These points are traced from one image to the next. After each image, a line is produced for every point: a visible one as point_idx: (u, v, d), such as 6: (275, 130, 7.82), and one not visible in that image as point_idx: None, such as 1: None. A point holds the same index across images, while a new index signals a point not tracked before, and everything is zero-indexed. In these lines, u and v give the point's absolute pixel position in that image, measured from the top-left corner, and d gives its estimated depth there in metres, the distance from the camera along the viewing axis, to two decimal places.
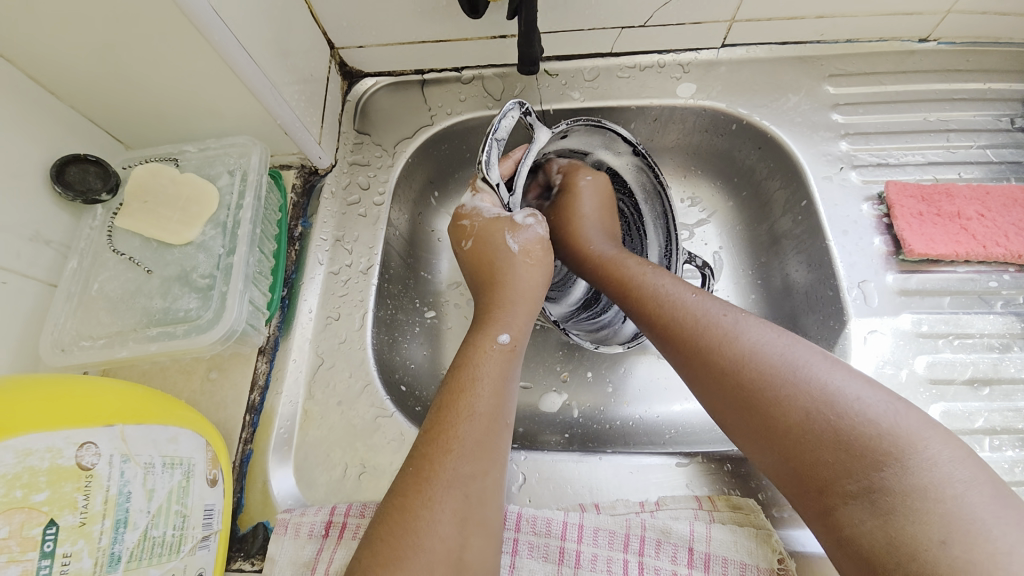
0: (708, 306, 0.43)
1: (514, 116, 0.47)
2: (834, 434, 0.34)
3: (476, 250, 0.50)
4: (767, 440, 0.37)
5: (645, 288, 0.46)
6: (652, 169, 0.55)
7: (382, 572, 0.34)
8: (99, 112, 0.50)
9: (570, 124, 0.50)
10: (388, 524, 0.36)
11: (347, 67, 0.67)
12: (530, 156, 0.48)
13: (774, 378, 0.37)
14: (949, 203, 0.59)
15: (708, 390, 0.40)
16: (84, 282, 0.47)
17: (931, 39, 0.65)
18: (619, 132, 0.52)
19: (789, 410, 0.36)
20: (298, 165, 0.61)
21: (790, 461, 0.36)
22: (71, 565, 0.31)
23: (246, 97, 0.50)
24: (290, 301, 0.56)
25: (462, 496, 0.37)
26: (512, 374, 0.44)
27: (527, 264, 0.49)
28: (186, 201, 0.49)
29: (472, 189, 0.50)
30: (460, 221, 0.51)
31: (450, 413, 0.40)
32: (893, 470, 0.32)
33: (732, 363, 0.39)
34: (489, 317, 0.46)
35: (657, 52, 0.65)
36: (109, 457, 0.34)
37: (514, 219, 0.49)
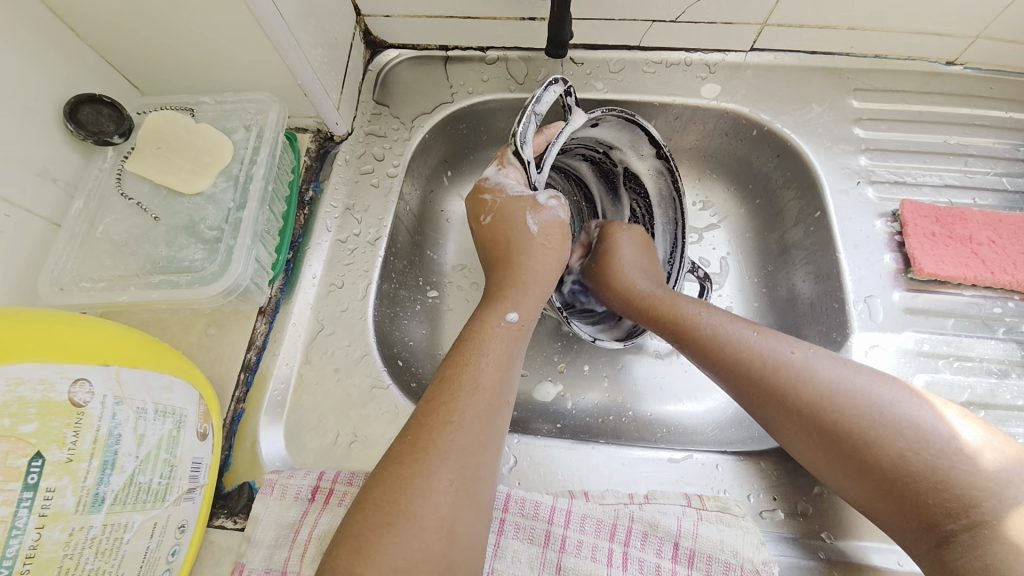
0: (775, 344, 0.44)
1: (554, 92, 0.46)
2: (928, 472, 0.36)
3: (495, 226, 0.49)
4: (866, 479, 0.38)
5: (702, 325, 0.47)
6: (673, 174, 0.54)
7: (369, 536, 0.34)
8: (117, 54, 0.49)
9: (603, 112, 0.47)
10: (378, 491, 0.36)
11: (371, 36, 0.66)
12: (565, 134, 0.46)
13: (858, 422, 0.38)
14: (962, 226, 0.59)
15: (787, 426, 0.42)
16: (88, 224, 0.46)
17: (958, 62, 0.65)
18: (648, 131, 0.51)
19: (885, 453, 0.37)
20: (314, 129, 0.61)
21: (888, 499, 0.38)
22: (54, 501, 0.30)
23: (268, 52, 0.49)
24: (294, 264, 0.56)
25: (458, 468, 0.36)
26: (518, 353, 0.44)
27: (541, 246, 0.48)
28: (199, 151, 0.48)
29: (500, 160, 0.49)
30: (481, 194, 0.49)
31: (453, 386, 0.39)
32: (992, 504, 0.34)
33: (812, 407, 0.40)
34: (500, 294, 0.46)
35: (685, 49, 0.65)
36: (102, 397, 0.33)
37: (537, 199, 0.48)
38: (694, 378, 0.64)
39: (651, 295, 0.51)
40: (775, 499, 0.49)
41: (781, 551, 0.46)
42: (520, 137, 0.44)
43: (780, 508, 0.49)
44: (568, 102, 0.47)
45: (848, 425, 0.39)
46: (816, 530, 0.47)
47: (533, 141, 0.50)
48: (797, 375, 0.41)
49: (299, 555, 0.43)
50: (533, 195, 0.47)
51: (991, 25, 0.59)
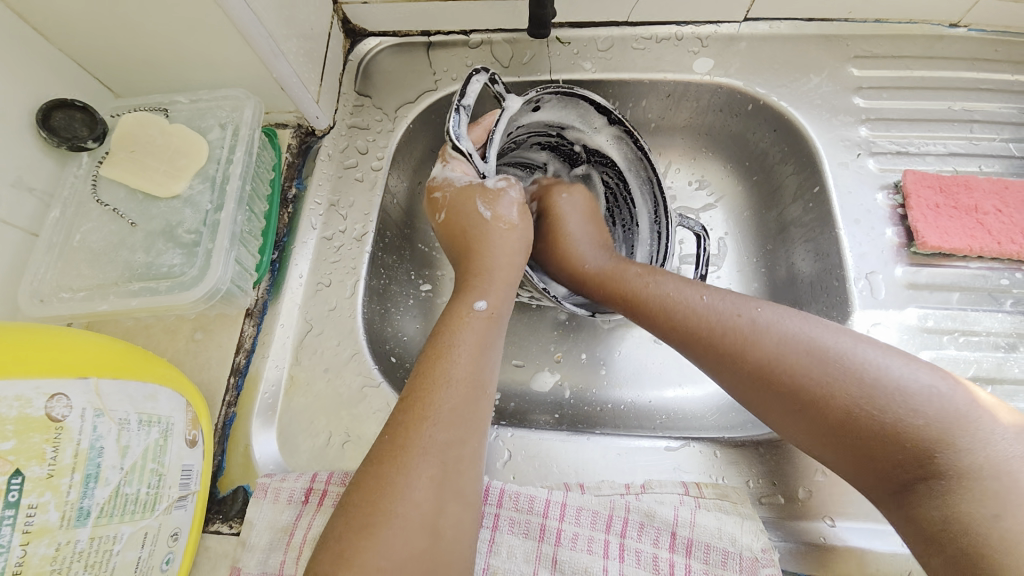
0: (723, 305, 0.42)
1: (480, 81, 0.44)
2: (882, 424, 0.35)
3: (449, 221, 0.49)
4: (825, 438, 0.37)
5: (657, 295, 0.45)
6: (632, 137, 0.51)
7: (355, 539, 0.33)
8: (85, 55, 0.48)
9: (537, 91, 0.46)
10: (360, 493, 0.35)
11: (350, 24, 0.64)
12: (503, 122, 0.45)
13: (808, 378, 0.37)
14: (967, 196, 0.57)
15: (749, 394, 0.40)
16: (66, 233, 0.45)
17: (963, 24, 0.62)
18: (591, 100, 0.49)
19: (836, 404, 0.36)
20: (294, 124, 0.59)
21: (851, 455, 0.36)
22: (37, 517, 0.30)
23: (239, 46, 0.47)
24: (280, 264, 0.55)
25: (438, 463, 0.36)
26: (494, 340, 0.43)
27: (502, 232, 0.47)
28: (174, 153, 0.47)
29: (443, 160, 0.49)
30: (432, 193, 0.50)
31: (424, 380, 0.39)
32: (946, 452, 0.33)
33: (765, 367, 0.39)
34: (467, 284, 0.45)
35: (675, 23, 0.62)
36: (81, 410, 0.33)
37: (486, 185, 0.47)
38: (693, 362, 0.63)
39: (601, 272, 0.50)
40: (773, 484, 0.48)
41: (781, 536, 0.46)
42: (454, 131, 0.42)
43: (778, 494, 0.48)
44: (499, 91, 0.45)
45: (802, 382, 0.37)
46: (817, 514, 0.46)
47: (475, 133, 0.50)
48: (749, 337, 0.40)
49: (295, 557, 0.43)
50: (483, 181, 0.47)
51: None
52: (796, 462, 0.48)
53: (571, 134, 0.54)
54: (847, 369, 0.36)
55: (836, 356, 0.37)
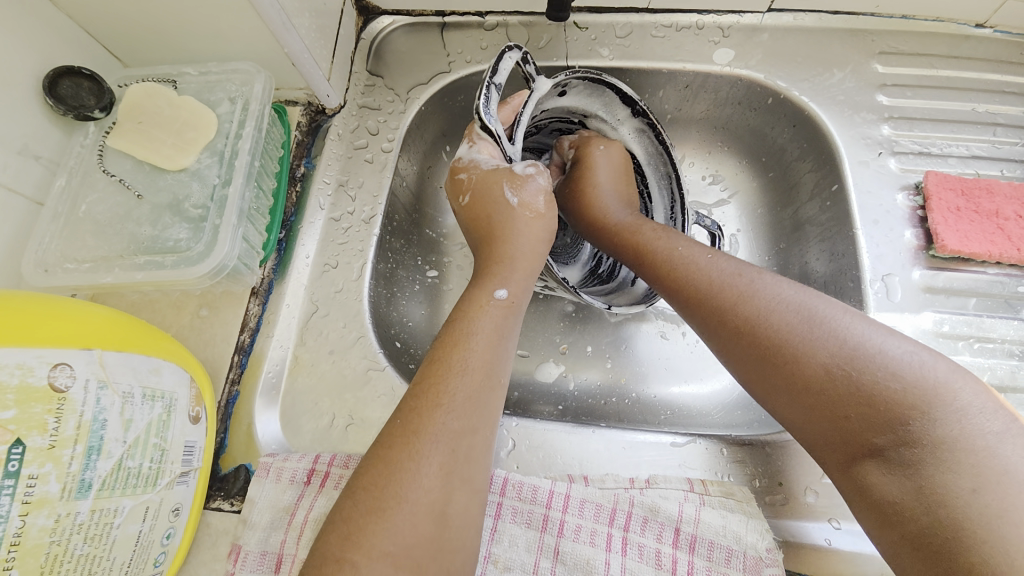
0: (723, 266, 0.41)
1: (512, 59, 0.43)
2: (856, 389, 0.33)
3: (474, 205, 0.47)
4: (801, 404, 0.35)
5: (665, 249, 0.45)
6: (655, 130, 0.52)
7: (360, 523, 0.33)
8: (93, 22, 0.47)
9: (568, 74, 0.45)
10: (369, 475, 0.35)
11: (364, 2, 0.62)
12: (533, 103, 0.44)
13: (791, 337, 0.36)
14: (988, 201, 0.55)
15: (732, 352, 0.39)
16: (71, 203, 0.44)
17: (988, 24, 0.60)
18: (619, 88, 0.49)
19: (816, 364, 0.35)
20: (305, 102, 0.58)
21: (823, 425, 0.34)
22: (37, 488, 0.30)
23: (251, 17, 0.46)
24: (286, 244, 0.54)
25: (449, 451, 0.35)
26: (511, 330, 0.42)
27: (525, 220, 0.46)
28: (182, 125, 0.46)
29: (468, 139, 0.47)
30: (457, 174, 0.48)
31: (440, 367, 0.38)
32: (919, 423, 0.31)
33: (751, 326, 0.38)
34: (487, 272, 0.44)
35: (696, 12, 0.61)
36: (84, 382, 0.32)
37: (514, 169, 0.45)
38: (700, 358, 0.62)
39: (621, 224, 0.49)
40: (779, 483, 0.47)
41: (785, 536, 0.45)
42: (483, 108, 0.42)
43: (784, 493, 0.47)
44: (529, 71, 0.44)
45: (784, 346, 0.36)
46: (822, 515, 0.46)
47: (503, 113, 0.49)
48: (742, 295, 0.39)
49: (296, 537, 0.43)
50: (508, 165, 0.45)
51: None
52: (802, 464, 0.47)
53: (594, 123, 0.54)
54: (834, 336, 0.35)
55: (822, 325, 0.35)
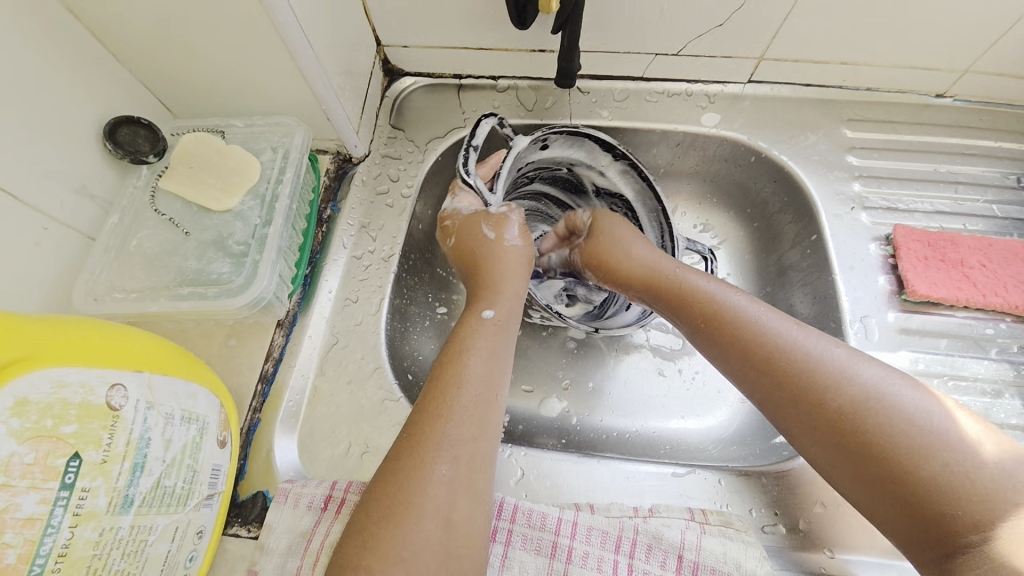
0: (751, 306, 0.44)
1: (488, 124, 0.51)
2: (879, 432, 0.35)
3: (457, 244, 0.53)
4: (838, 448, 0.37)
5: (685, 293, 0.47)
6: (636, 168, 0.56)
7: (374, 529, 0.36)
8: (154, 80, 0.53)
9: (546, 132, 0.52)
10: (379, 485, 0.37)
11: (389, 64, 0.70)
12: (510, 158, 0.51)
13: (819, 379, 0.38)
14: (953, 251, 0.61)
15: (774, 409, 0.40)
16: (123, 238, 0.49)
17: (947, 95, 0.68)
18: (598, 138, 0.54)
19: (836, 410, 0.37)
20: (334, 151, 0.64)
21: (850, 468, 0.36)
22: (87, 501, 0.31)
23: (294, 79, 0.52)
24: (311, 279, 0.58)
25: (453, 458, 0.38)
26: (505, 345, 0.46)
27: (507, 250, 0.51)
28: (229, 171, 0.51)
29: (453, 192, 0.54)
30: (443, 222, 0.55)
31: (439, 382, 0.42)
32: (938, 465, 0.33)
33: (793, 363, 0.40)
34: (477, 296, 0.49)
35: (685, 80, 0.68)
36: (135, 401, 0.35)
37: (491, 211, 0.52)
38: (695, 395, 0.65)
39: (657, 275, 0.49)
40: (776, 514, 0.50)
41: (782, 564, 0.48)
42: (464, 168, 0.49)
43: (780, 523, 0.50)
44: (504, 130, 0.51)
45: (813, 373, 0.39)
46: (817, 545, 0.48)
47: (483, 171, 0.56)
48: (762, 340, 0.42)
49: (311, 564, 0.44)
50: (488, 208, 0.52)
51: (980, 59, 0.62)
52: (799, 493, 0.50)
53: (580, 169, 0.60)
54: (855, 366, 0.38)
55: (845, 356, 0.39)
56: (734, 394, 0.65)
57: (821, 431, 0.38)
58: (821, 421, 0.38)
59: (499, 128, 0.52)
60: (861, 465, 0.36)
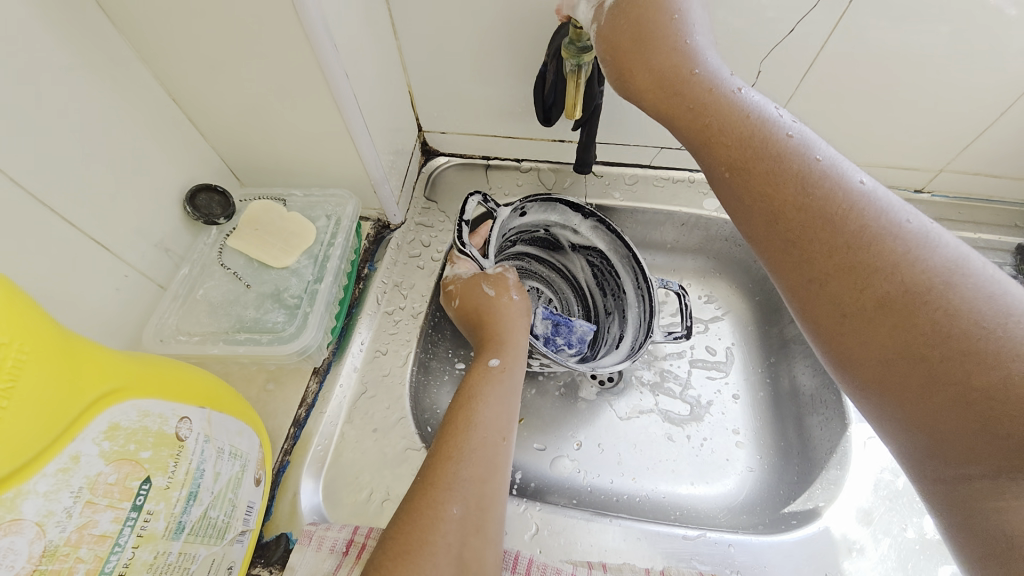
0: (801, 151, 0.40)
1: (475, 202, 0.57)
2: (919, 308, 0.34)
3: (461, 304, 0.58)
4: (871, 327, 0.36)
5: (722, 117, 0.43)
6: (605, 223, 0.66)
7: (389, 566, 0.38)
8: (231, 155, 0.62)
9: (523, 201, 0.62)
10: (396, 524, 0.40)
11: (427, 146, 0.80)
12: (497, 227, 0.59)
13: (864, 251, 0.36)
14: None
15: (794, 238, 0.39)
16: (190, 287, 0.56)
17: (927, 189, 0.75)
18: (555, 198, 0.65)
19: (876, 285, 0.35)
20: (375, 219, 0.71)
21: (873, 347, 0.36)
22: (150, 523, 0.34)
23: (351, 159, 0.61)
24: (346, 331, 0.63)
25: (464, 497, 0.41)
26: (510, 391, 0.50)
27: (508, 307, 0.57)
28: (289, 234, 0.58)
29: (450, 262, 0.60)
30: (445, 286, 0.60)
31: (452, 426, 0.46)
32: (981, 347, 0.32)
33: (851, 231, 0.37)
34: (483, 348, 0.54)
35: (689, 169, 0.77)
36: (197, 434, 0.39)
37: (488, 272, 0.58)
38: (704, 462, 0.67)
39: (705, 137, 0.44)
40: None
41: None
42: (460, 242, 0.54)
43: None
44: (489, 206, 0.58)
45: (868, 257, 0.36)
46: None
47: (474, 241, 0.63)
48: (788, 155, 0.40)
49: None
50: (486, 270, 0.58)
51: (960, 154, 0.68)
52: (810, 562, 0.52)
53: (559, 231, 0.69)
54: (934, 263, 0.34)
55: (929, 251, 0.35)
56: (743, 462, 0.67)
57: (863, 313, 0.36)
58: (879, 317, 0.35)
59: (483, 203, 0.58)
60: (911, 366, 0.34)
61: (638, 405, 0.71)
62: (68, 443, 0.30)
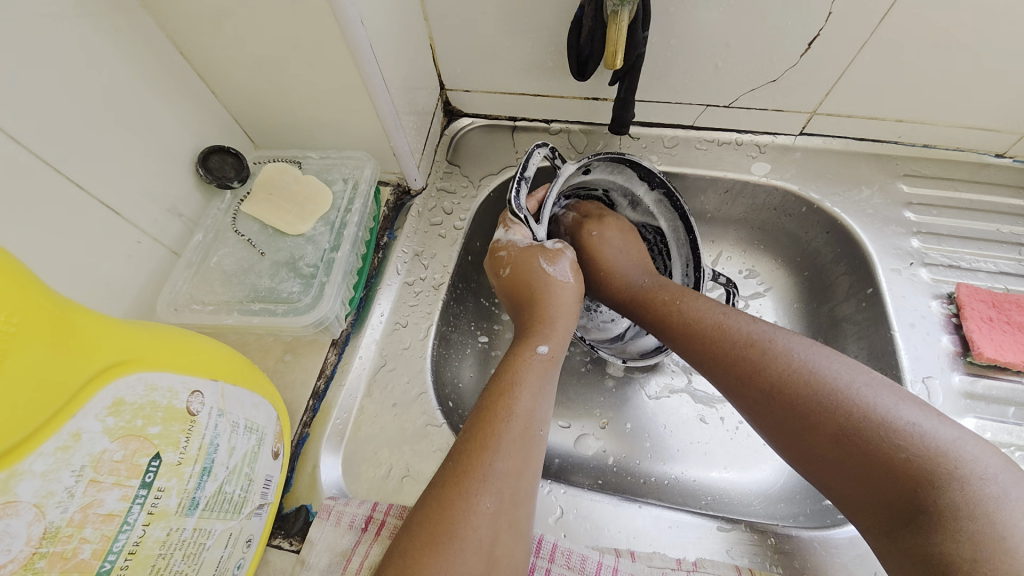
0: (736, 325, 0.47)
1: (541, 155, 0.51)
2: (871, 457, 0.37)
3: (513, 277, 0.54)
4: (822, 463, 0.40)
5: (682, 316, 0.50)
6: (673, 200, 0.59)
7: (418, 556, 0.36)
8: (244, 114, 0.59)
9: (591, 159, 0.53)
10: (427, 511, 0.38)
11: (450, 106, 0.74)
12: (555, 188, 0.52)
13: (819, 399, 0.40)
14: (1021, 314, 0.58)
15: (750, 382, 0.44)
16: (204, 254, 0.54)
17: (1008, 155, 0.66)
18: (637, 163, 0.57)
19: (828, 432, 0.39)
20: (395, 183, 0.68)
21: (839, 479, 0.39)
22: (161, 500, 0.33)
23: (370, 118, 0.56)
24: (365, 302, 0.61)
25: (499, 490, 0.39)
26: (552, 381, 0.48)
27: (562, 286, 0.53)
28: (304, 200, 0.56)
29: (504, 224, 0.55)
30: (497, 252, 0.55)
31: (491, 411, 0.43)
32: (928, 489, 0.35)
33: (765, 366, 0.43)
34: (531, 330, 0.51)
35: (736, 130, 0.69)
36: (209, 408, 0.37)
37: (547, 246, 0.54)
38: (738, 446, 0.63)
39: (642, 295, 0.55)
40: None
41: None
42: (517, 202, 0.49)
43: None
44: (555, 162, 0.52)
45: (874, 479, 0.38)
46: None
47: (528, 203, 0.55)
48: (703, 321, 0.48)
49: None
50: (540, 244, 0.53)
51: None
52: (859, 559, 0.48)
53: (619, 194, 0.63)
54: (860, 416, 0.38)
55: (858, 410, 0.39)
56: None
57: (823, 451, 0.40)
58: (796, 438, 0.41)
59: (550, 158, 0.52)
60: (828, 469, 0.40)
61: (669, 384, 0.67)
62: (68, 419, 0.28)
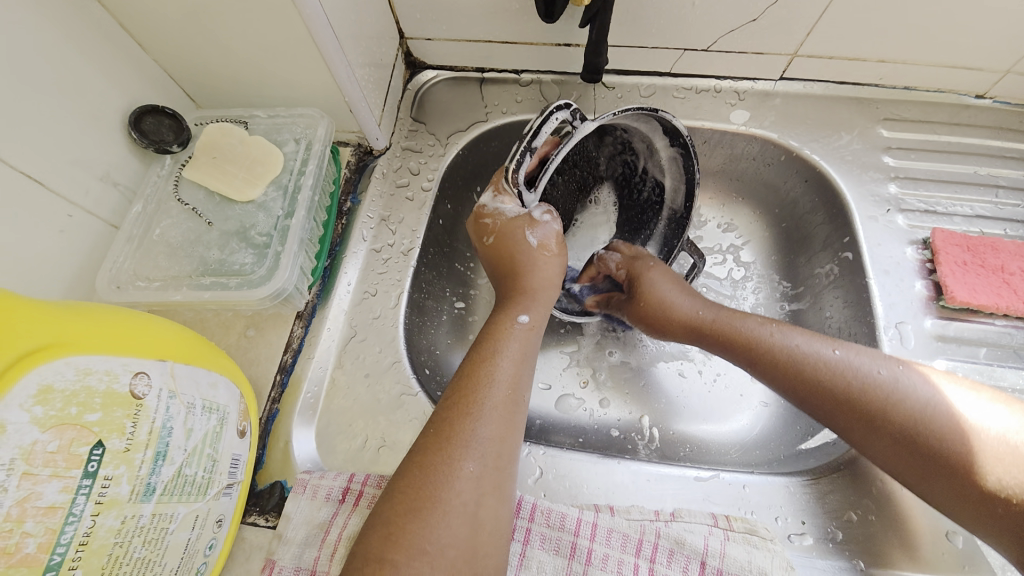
0: (808, 343, 0.46)
1: (556, 118, 0.46)
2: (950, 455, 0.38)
3: (498, 246, 0.52)
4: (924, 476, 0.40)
5: (747, 327, 0.50)
6: (688, 159, 0.54)
7: (398, 523, 0.35)
8: (178, 69, 0.53)
9: (621, 111, 0.48)
10: (404, 479, 0.37)
11: (411, 57, 0.69)
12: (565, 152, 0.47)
13: (876, 398, 0.42)
14: (993, 256, 0.58)
15: (818, 395, 0.44)
16: (146, 226, 0.50)
17: (988, 95, 0.64)
18: (668, 120, 0.51)
19: (906, 435, 0.40)
20: (355, 143, 0.63)
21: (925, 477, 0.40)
22: (110, 488, 0.31)
23: (321, 72, 0.51)
24: (331, 271, 0.58)
25: (480, 457, 0.38)
26: (534, 350, 0.46)
27: (548, 256, 0.52)
28: (252, 162, 0.52)
29: (495, 187, 0.51)
30: (481, 219, 0.53)
31: (469, 379, 0.42)
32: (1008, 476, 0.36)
33: (825, 379, 0.44)
34: (511, 300, 0.49)
35: (715, 76, 0.66)
36: (158, 390, 0.34)
37: (533, 216, 0.51)
38: (717, 399, 0.64)
39: (700, 318, 0.53)
40: (804, 522, 0.49)
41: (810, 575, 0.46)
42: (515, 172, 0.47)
43: (807, 534, 0.49)
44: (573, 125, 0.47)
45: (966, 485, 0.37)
46: (850, 556, 0.47)
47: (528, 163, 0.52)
48: (769, 340, 0.48)
49: (329, 555, 0.44)
50: (526, 212, 0.51)
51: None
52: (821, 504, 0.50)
53: (634, 140, 0.54)
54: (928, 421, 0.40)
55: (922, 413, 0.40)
56: (757, 397, 0.63)
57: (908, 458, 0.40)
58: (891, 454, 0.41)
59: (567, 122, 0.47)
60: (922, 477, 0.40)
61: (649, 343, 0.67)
62: None
